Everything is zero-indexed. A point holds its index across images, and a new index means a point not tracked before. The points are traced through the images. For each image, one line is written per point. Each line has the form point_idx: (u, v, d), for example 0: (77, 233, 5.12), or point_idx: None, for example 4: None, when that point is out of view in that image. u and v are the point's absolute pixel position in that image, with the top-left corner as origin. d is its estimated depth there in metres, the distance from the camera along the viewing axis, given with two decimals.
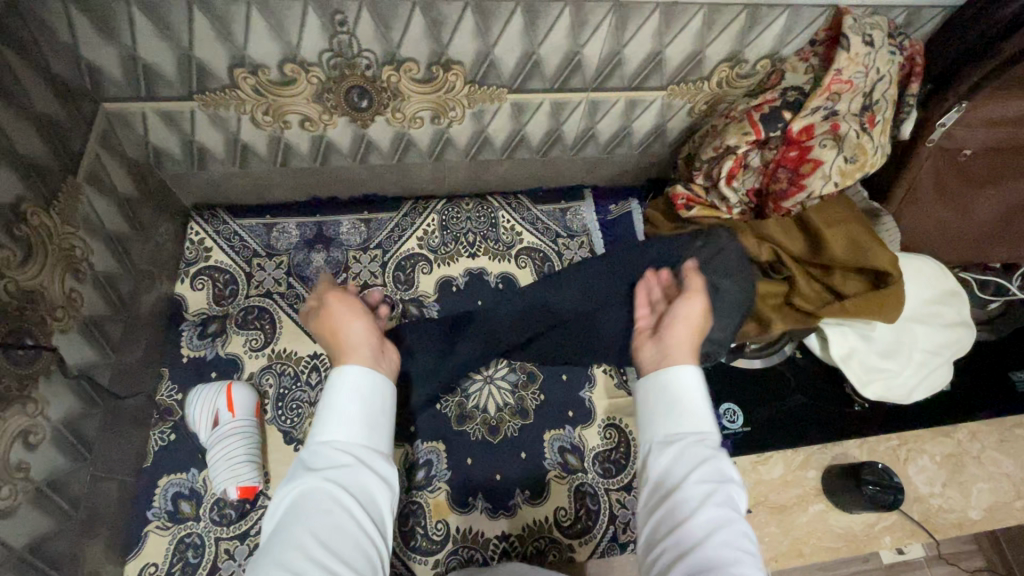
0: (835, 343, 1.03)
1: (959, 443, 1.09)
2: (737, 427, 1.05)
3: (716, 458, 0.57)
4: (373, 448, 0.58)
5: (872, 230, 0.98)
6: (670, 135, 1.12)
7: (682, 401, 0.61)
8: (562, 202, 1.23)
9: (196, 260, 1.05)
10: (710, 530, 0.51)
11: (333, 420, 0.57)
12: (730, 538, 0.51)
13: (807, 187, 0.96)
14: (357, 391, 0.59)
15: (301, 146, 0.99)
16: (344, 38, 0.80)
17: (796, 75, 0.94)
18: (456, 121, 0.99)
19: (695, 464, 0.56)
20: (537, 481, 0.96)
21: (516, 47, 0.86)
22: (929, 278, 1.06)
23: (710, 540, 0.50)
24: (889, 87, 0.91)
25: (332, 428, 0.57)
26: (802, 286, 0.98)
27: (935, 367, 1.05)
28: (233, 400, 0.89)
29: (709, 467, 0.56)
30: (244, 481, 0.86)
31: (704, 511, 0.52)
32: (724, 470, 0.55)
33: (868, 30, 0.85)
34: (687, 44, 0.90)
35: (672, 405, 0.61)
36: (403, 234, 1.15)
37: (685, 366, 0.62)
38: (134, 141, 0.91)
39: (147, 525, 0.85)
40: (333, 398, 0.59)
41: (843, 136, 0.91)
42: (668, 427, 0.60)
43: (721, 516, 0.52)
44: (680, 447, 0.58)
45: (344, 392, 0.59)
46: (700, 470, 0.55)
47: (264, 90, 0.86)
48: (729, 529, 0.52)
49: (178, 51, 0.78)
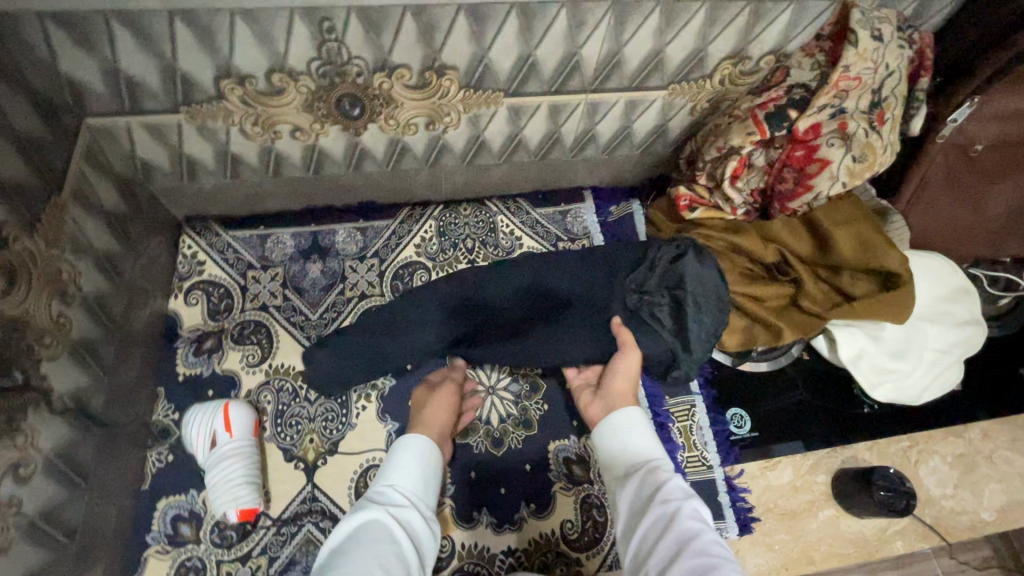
0: (845, 345, 1.00)
1: (971, 443, 1.07)
2: (745, 432, 1.03)
3: (678, 479, 0.69)
4: (425, 499, 0.74)
5: (882, 228, 0.95)
6: (672, 134, 1.09)
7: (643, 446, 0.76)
8: (562, 204, 1.20)
9: (189, 274, 1.03)
10: (690, 535, 0.61)
11: (395, 470, 0.74)
12: (708, 541, 0.61)
13: (815, 187, 0.92)
14: (414, 450, 0.77)
15: (293, 157, 0.97)
16: (333, 46, 0.77)
17: (802, 71, 0.91)
18: (452, 126, 0.96)
19: (665, 490, 0.67)
20: (542, 494, 0.94)
21: (512, 49, 0.83)
22: (938, 275, 1.04)
23: (689, 543, 0.60)
24: (899, 82, 0.88)
25: (404, 473, 0.74)
26: (810, 287, 0.96)
27: (947, 367, 1.03)
28: (230, 420, 0.87)
29: (676, 489, 0.67)
30: (243, 504, 0.84)
31: (681, 522, 0.63)
32: (685, 486, 0.68)
33: (876, 24, 0.83)
34: (689, 42, 0.87)
35: (627, 441, 0.77)
36: (400, 241, 1.12)
37: (627, 409, 0.79)
38: (121, 155, 0.88)
39: (147, 549, 0.84)
40: (405, 454, 0.76)
41: (851, 135, 0.88)
42: (629, 464, 0.74)
43: (696, 524, 0.62)
44: (653, 482, 0.70)
45: (407, 450, 0.77)
46: (669, 491, 0.67)
47: (252, 100, 0.83)
48: (706, 535, 0.61)
49: (162, 64, 0.76)
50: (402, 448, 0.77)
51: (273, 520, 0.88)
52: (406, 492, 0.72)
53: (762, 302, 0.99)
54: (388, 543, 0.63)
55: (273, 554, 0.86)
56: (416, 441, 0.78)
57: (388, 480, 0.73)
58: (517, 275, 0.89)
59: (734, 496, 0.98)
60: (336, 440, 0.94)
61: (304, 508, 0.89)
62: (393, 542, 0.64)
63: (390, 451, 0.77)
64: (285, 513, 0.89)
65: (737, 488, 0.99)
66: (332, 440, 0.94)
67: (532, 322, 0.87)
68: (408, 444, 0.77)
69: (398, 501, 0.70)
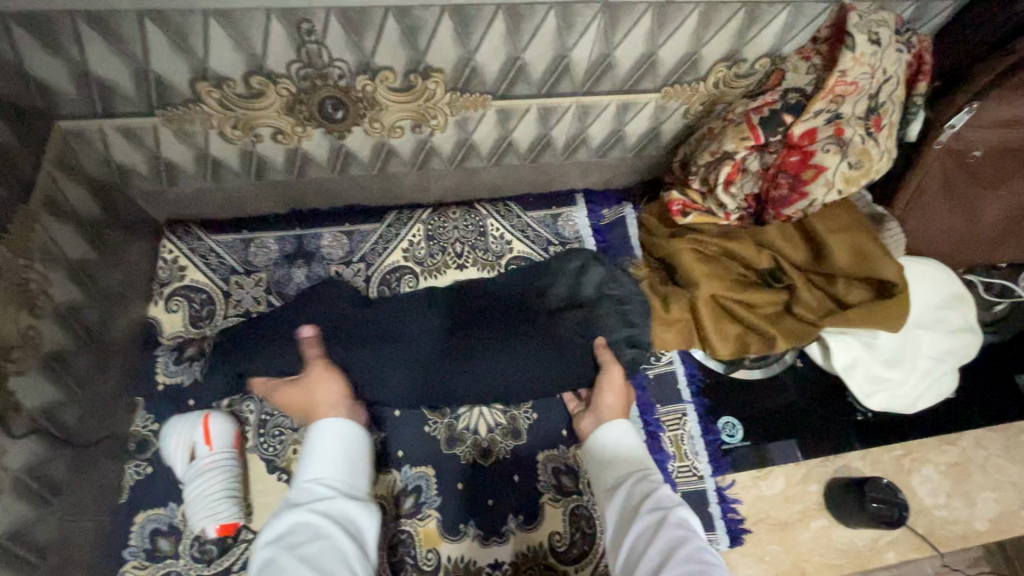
0: (838, 353, 0.99)
1: (964, 452, 1.06)
2: (737, 441, 1.02)
3: (665, 488, 0.70)
4: (355, 486, 0.72)
5: (878, 236, 0.94)
6: (666, 137, 1.07)
7: (632, 458, 0.78)
8: (553, 207, 1.18)
9: (170, 280, 1.01)
10: (678, 541, 0.61)
11: (314, 464, 0.72)
12: (695, 547, 0.60)
13: (809, 194, 0.90)
14: (330, 439, 0.74)
15: (275, 160, 0.94)
16: (314, 48, 0.75)
17: (797, 75, 0.89)
18: (439, 129, 0.93)
19: (653, 500, 0.68)
20: (530, 505, 0.93)
21: (500, 52, 0.81)
22: (934, 283, 1.03)
23: (676, 550, 0.60)
24: (896, 87, 0.85)
25: (323, 465, 0.72)
26: (803, 294, 0.96)
27: (941, 375, 1.02)
28: (210, 432, 0.85)
29: (661, 499, 0.67)
30: (223, 518, 0.82)
31: (667, 531, 0.62)
32: (671, 494, 0.68)
33: (874, 27, 0.80)
34: (682, 44, 0.85)
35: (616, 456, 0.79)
36: (387, 246, 1.10)
37: (616, 420, 0.82)
38: (94, 159, 0.85)
39: (124, 564, 0.82)
40: (320, 446, 0.74)
41: (847, 141, 0.86)
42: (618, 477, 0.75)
43: (681, 531, 0.62)
44: (641, 492, 0.70)
45: (320, 441, 0.74)
46: (657, 500, 0.67)
47: (230, 103, 0.80)
48: (692, 540, 0.61)
49: (135, 67, 0.73)
50: (314, 442, 0.74)
51: (254, 534, 0.86)
52: (329, 482, 0.70)
53: (754, 308, 0.98)
54: (313, 536, 0.61)
55: None
56: (321, 426, 0.76)
57: (306, 477, 0.71)
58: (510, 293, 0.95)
59: (725, 507, 0.97)
60: None
61: None
62: (319, 535, 0.62)
63: (302, 447, 0.75)
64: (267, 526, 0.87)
65: (728, 498, 0.97)
66: None
67: (534, 334, 0.89)
68: (319, 433, 0.74)
69: (322, 493, 0.68)
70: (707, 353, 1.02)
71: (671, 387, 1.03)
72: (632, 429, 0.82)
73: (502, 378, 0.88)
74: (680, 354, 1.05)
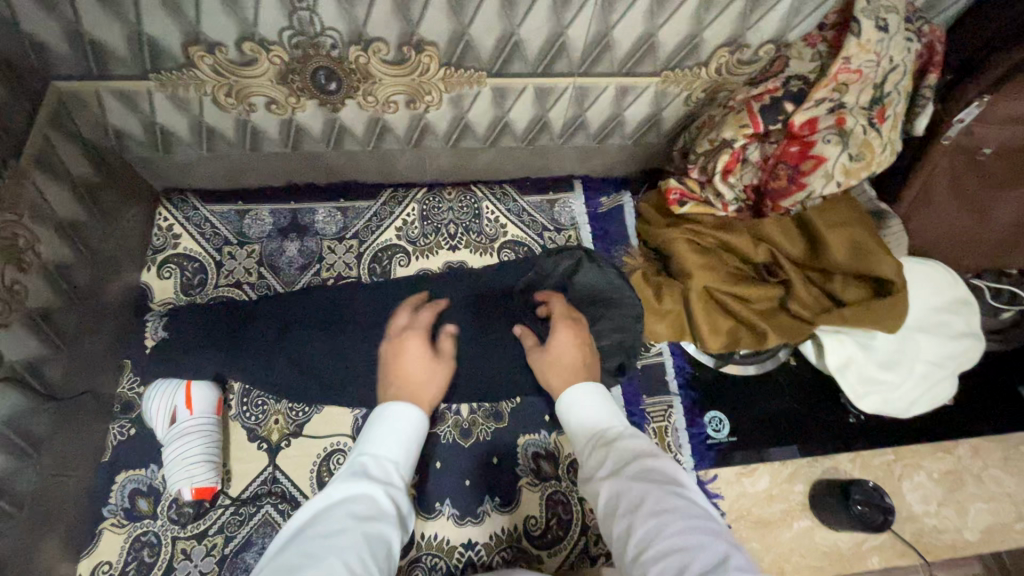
0: (832, 352, 0.97)
1: (959, 460, 1.03)
2: (722, 436, 1.00)
3: (623, 439, 0.63)
4: (410, 477, 0.67)
5: (878, 232, 0.90)
6: (666, 125, 1.04)
7: (589, 413, 0.69)
8: (550, 193, 1.16)
9: (164, 247, 1.02)
10: (637, 500, 0.56)
11: (387, 440, 0.66)
12: (661, 499, 0.56)
13: (808, 185, 0.87)
14: (406, 423, 0.68)
15: (269, 131, 0.94)
16: (305, 16, 0.74)
17: (802, 61, 0.86)
18: (433, 106, 0.93)
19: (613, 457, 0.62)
20: (507, 488, 0.92)
21: (493, 27, 0.79)
22: (936, 285, 1.00)
23: (640, 508, 0.56)
24: (903, 78, 0.82)
25: (392, 444, 0.66)
26: (798, 290, 0.93)
27: (939, 380, 0.98)
28: (191, 397, 0.86)
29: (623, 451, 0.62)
30: (198, 482, 0.83)
31: (634, 489, 0.58)
32: (628, 445, 0.62)
33: (882, 13, 0.77)
34: (683, 26, 0.83)
35: (576, 411, 0.71)
36: (381, 224, 1.10)
37: (569, 385, 0.72)
38: (92, 121, 0.86)
39: (103, 522, 0.83)
40: (393, 423, 0.68)
41: (849, 131, 0.83)
42: (582, 434, 0.68)
43: (647, 486, 0.57)
44: (602, 447, 0.64)
45: (398, 421, 0.68)
46: (616, 457, 0.62)
47: (224, 70, 0.80)
48: (659, 492, 0.56)
49: (128, 27, 0.73)
50: (388, 419, 0.68)
51: (231, 499, 0.87)
52: (401, 471, 0.64)
53: (749, 302, 0.96)
54: (375, 522, 0.56)
55: (229, 534, 0.85)
56: (413, 416, 0.68)
57: (374, 449, 0.65)
58: (511, 284, 1.02)
59: None
60: (301, 423, 0.93)
61: (264, 489, 0.88)
62: (380, 524, 0.56)
63: (376, 416, 0.69)
64: (244, 493, 0.88)
65: (709, 492, 0.96)
66: (297, 423, 0.93)
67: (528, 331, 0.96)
68: (405, 413, 0.68)
69: (390, 477, 0.62)
70: (700, 346, 1.00)
71: (658, 377, 1.02)
72: (592, 382, 0.73)
73: (495, 369, 0.94)
74: (670, 346, 1.04)
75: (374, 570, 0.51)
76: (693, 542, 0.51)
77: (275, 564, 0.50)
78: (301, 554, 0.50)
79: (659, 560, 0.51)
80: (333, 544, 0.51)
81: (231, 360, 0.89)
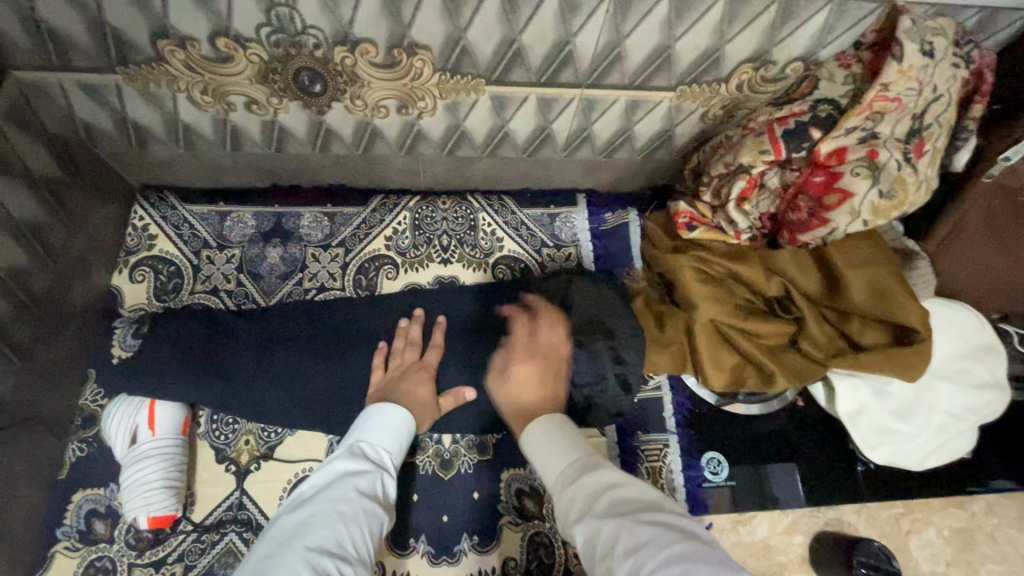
0: (843, 398, 0.90)
1: (972, 517, 0.96)
2: (720, 480, 0.94)
3: (592, 475, 0.61)
4: (398, 464, 0.77)
5: (904, 275, 0.82)
6: (679, 141, 0.97)
7: (555, 450, 0.68)
8: (551, 206, 1.09)
9: (138, 249, 0.96)
10: (611, 537, 0.53)
11: (378, 431, 0.75)
12: (633, 532, 0.52)
13: (830, 222, 0.79)
14: (394, 418, 0.77)
15: (250, 131, 0.88)
16: (284, 12, 0.67)
17: (833, 84, 0.78)
18: (427, 112, 0.85)
19: (582, 498, 0.59)
20: (487, 526, 0.87)
21: (493, 32, 0.72)
22: (961, 330, 0.92)
23: (614, 546, 0.52)
24: (948, 108, 0.74)
25: (384, 435, 0.75)
26: (811, 329, 0.86)
27: (958, 434, 0.91)
28: (154, 416, 0.82)
29: (592, 487, 0.60)
30: (155, 511, 0.79)
31: (607, 526, 0.55)
32: (598, 480, 0.60)
33: (928, 35, 0.69)
34: (703, 39, 0.75)
35: (545, 453, 0.69)
36: (370, 232, 1.03)
37: (533, 425, 0.72)
38: (56, 115, 0.80)
39: (56, 544, 0.79)
40: (383, 418, 0.77)
41: (880, 166, 0.74)
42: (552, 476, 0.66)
43: (616, 521, 0.54)
44: (572, 489, 0.62)
45: (391, 414, 0.77)
46: (586, 496, 0.59)
47: (197, 66, 0.74)
48: (630, 524, 0.53)
49: (89, 17, 0.67)
50: (383, 412, 0.77)
51: (193, 525, 0.82)
52: (392, 456, 0.76)
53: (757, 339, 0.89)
54: (371, 495, 0.68)
55: (189, 563, 0.80)
56: (405, 413, 0.78)
57: (366, 437, 0.75)
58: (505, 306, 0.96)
59: None
60: (273, 445, 0.88)
61: (229, 515, 0.84)
62: (375, 497, 0.68)
63: (368, 409, 0.78)
64: (208, 520, 0.83)
65: None
66: (268, 445, 0.88)
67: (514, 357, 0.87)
68: (393, 410, 0.77)
69: (379, 464, 0.73)
70: (700, 380, 0.92)
71: (655, 414, 0.96)
72: (556, 415, 0.73)
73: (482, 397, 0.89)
74: (670, 380, 0.98)
75: (362, 541, 0.62)
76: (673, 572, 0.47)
77: (289, 523, 0.61)
78: (314, 515, 0.62)
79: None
80: (342, 510, 0.63)
81: (187, 382, 0.81)
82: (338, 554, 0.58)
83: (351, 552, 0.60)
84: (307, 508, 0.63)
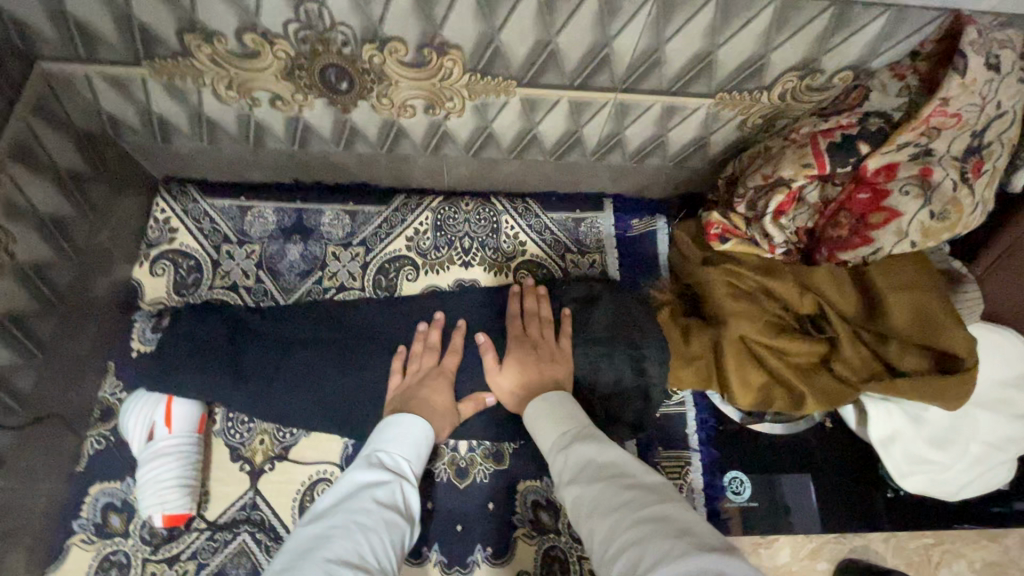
0: (876, 424, 0.86)
1: (1006, 550, 0.93)
2: (742, 500, 0.91)
3: (583, 447, 0.63)
4: (419, 473, 0.74)
5: (949, 298, 0.78)
6: (714, 149, 0.93)
7: (551, 420, 0.70)
8: (576, 210, 1.06)
9: (159, 242, 0.95)
10: (599, 501, 0.56)
11: (394, 441, 0.73)
12: (620, 498, 0.55)
13: (875, 241, 0.75)
14: (408, 427, 0.75)
15: (274, 127, 0.86)
16: (313, 8, 0.65)
17: (885, 97, 0.74)
18: (455, 113, 0.83)
19: (575, 467, 0.62)
20: (501, 538, 0.85)
21: (529, 33, 0.69)
22: (1008, 357, 0.87)
23: (599, 509, 0.55)
24: (1010, 126, 0.70)
25: (401, 445, 0.73)
26: (846, 351, 0.81)
27: (996, 465, 0.87)
28: (171, 413, 0.81)
29: (585, 458, 0.62)
30: (171, 509, 0.78)
31: (594, 491, 0.57)
32: (589, 450, 0.62)
33: (993, 49, 0.65)
34: (748, 45, 0.71)
35: (542, 422, 0.71)
36: (391, 232, 1.01)
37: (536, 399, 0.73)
38: (82, 107, 0.79)
39: (72, 537, 0.79)
40: (399, 428, 0.75)
41: (933, 185, 0.71)
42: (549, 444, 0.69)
43: (604, 488, 0.57)
44: (565, 457, 0.64)
45: (409, 423, 0.75)
46: (579, 465, 0.61)
47: (222, 60, 0.72)
48: (614, 489, 0.56)
49: (116, 10, 0.66)
50: (401, 422, 0.75)
51: (207, 524, 0.82)
52: (412, 464, 0.73)
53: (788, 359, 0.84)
54: (391, 507, 0.65)
55: (202, 561, 0.80)
56: (421, 421, 0.76)
57: (383, 447, 0.73)
58: None
59: None
60: (288, 446, 0.87)
61: (243, 515, 0.83)
62: (395, 508, 0.66)
63: (383, 419, 0.76)
64: (222, 518, 0.83)
65: None
66: (283, 445, 0.87)
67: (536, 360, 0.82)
68: (409, 420, 0.75)
69: (398, 474, 0.70)
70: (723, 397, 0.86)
71: (678, 430, 0.93)
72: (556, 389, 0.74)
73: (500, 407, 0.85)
74: (694, 395, 0.95)
75: (382, 554, 0.59)
76: (641, 534, 0.50)
77: (305, 533, 0.59)
78: (332, 528, 0.59)
79: (617, 560, 0.50)
80: (359, 523, 0.60)
81: (204, 382, 0.80)
82: (358, 566, 0.56)
83: (373, 564, 0.57)
84: (322, 519, 0.61)
